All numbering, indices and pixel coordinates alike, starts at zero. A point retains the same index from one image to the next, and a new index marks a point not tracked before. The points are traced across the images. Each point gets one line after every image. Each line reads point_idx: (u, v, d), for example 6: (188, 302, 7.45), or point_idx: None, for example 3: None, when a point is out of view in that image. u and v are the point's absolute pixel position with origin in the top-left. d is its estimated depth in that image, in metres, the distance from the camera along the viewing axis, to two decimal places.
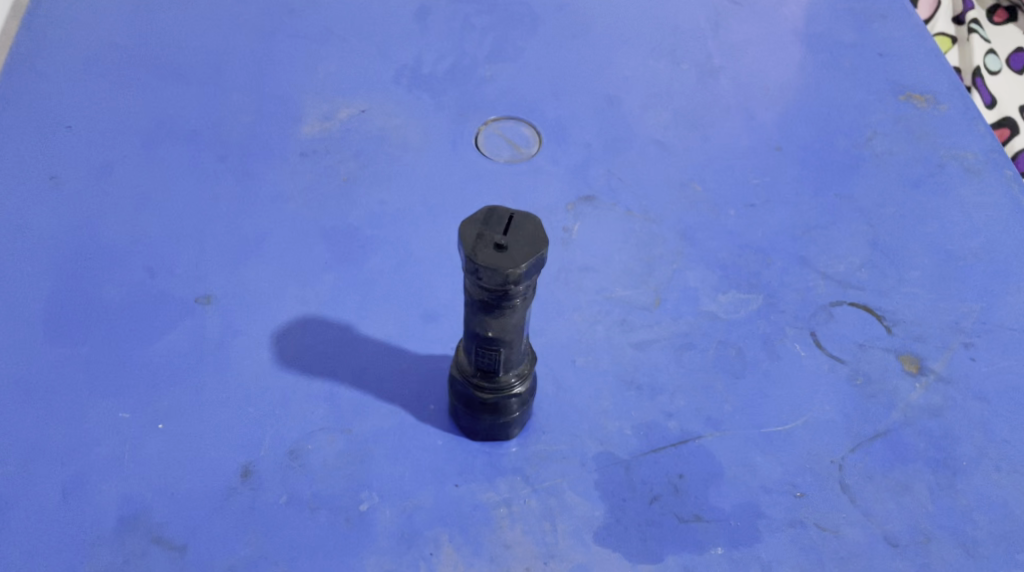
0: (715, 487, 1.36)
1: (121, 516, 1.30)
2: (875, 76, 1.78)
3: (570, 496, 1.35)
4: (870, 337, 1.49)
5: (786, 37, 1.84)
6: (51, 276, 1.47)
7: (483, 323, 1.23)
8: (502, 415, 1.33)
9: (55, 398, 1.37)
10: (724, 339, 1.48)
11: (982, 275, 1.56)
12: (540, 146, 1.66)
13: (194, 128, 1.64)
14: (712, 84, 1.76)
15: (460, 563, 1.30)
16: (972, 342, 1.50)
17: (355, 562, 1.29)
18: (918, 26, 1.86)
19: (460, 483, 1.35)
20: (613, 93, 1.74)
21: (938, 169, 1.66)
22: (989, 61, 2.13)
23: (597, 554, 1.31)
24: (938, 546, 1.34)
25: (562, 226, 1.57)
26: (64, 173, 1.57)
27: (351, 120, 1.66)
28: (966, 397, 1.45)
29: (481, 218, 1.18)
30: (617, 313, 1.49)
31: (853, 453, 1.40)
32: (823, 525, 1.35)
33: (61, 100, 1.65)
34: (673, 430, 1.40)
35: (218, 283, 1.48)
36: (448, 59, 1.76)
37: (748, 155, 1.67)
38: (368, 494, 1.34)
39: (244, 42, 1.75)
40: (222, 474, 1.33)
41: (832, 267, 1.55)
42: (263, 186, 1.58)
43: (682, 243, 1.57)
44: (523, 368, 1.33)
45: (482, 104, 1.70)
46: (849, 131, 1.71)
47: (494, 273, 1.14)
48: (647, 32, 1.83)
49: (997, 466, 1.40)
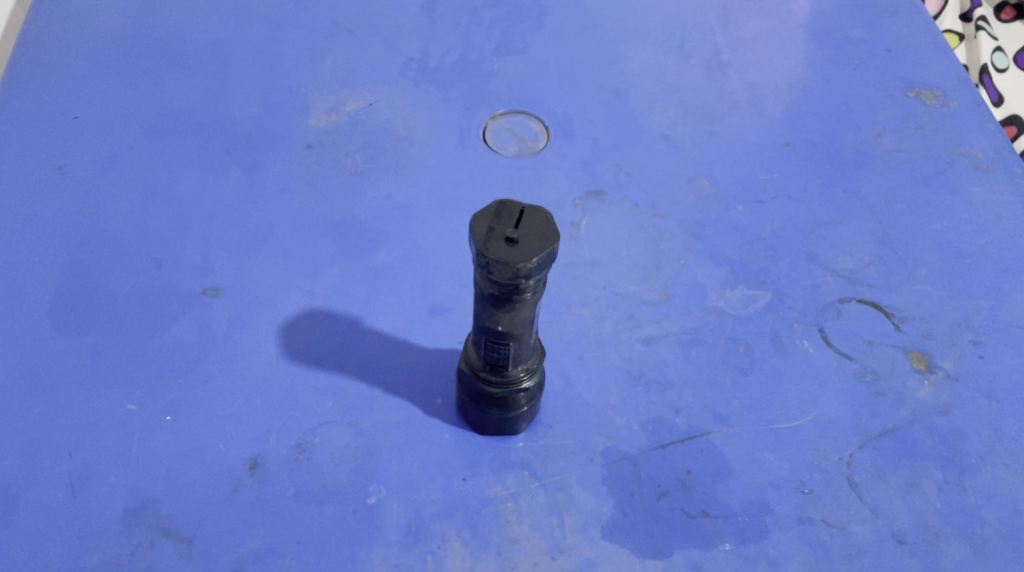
0: (722, 483, 1.36)
1: (129, 507, 1.30)
2: (883, 72, 1.78)
3: (577, 490, 1.35)
4: (878, 334, 1.49)
5: (794, 32, 1.83)
6: (58, 267, 1.47)
7: (492, 317, 1.23)
8: (510, 410, 1.33)
9: (63, 389, 1.37)
10: (732, 335, 1.47)
11: (991, 272, 1.55)
12: (548, 140, 1.66)
13: (201, 120, 1.64)
14: (720, 79, 1.76)
15: (467, 557, 1.30)
16: (981, 340, 1.49)
17: (363, 555, 1.29)
18: (927, 22, 1.85)
19: (467, 477, 1.35)
20: (621, 87, 1.73)
21: (947, 166, 1.66)
22: (996, 59, 2.12)
23: (604, 549, 1.31)
24: (946, 544, 1.34)
25: (570, 221, 1.57)
26: (72, 164, 1.57)
27: (358, 113, 1.66)
28: (975, 395, 1.45)
29: (493, 212, 1.18)
30: (625, 309, 1.49)
31: (861, 450, 1.39)
32: (831, 521, 1.34)
33: (68, 90, 1.65)
34: (680, 426, 1.40)
35: (225, 275, 1.48)
36: (455, 52, 1.76)
37: (756, 150, 1.66)
38: (375, 487, 1.34)
39: (250, 35, 1.75)
40: (229, 466, 1.34)
41: (841, 264, 1.55)
42: (271, 178, 1.58)
43: (690, 238, 1.56)
44: (532, 363, 1.32)
45: (490, 98, 1.70)
46: (858, 127, 1.70)
47: (505, 267, 1.14)
48: (654, 26, 1.82)
49: (1006, 464, 1.40)
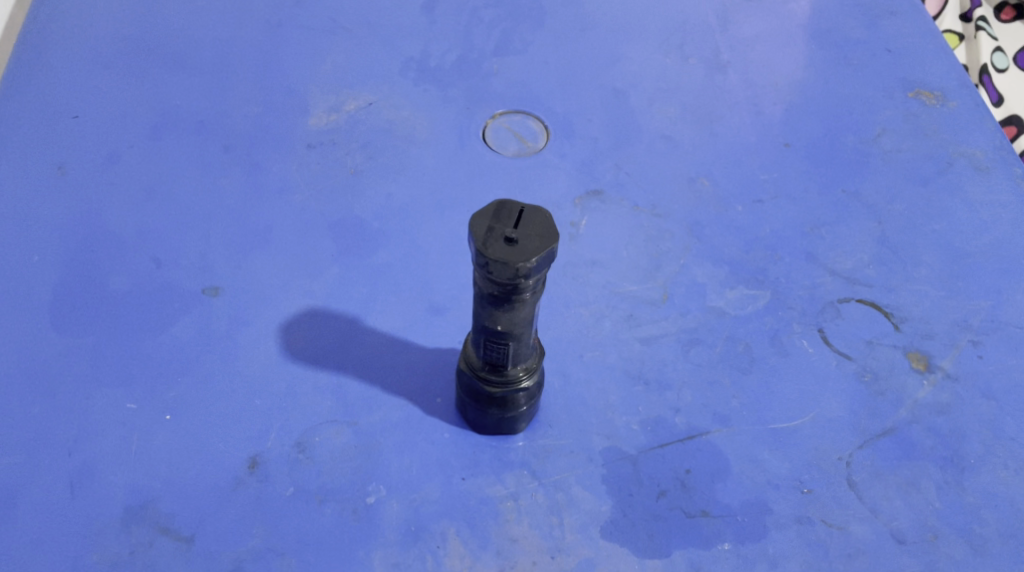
0: (722, 482, 1.36)
1: (129, 506, 1.30)
2: (883, 72, 1.78)
3: (577, 489, 1.35)
4: (878, 334, 1.49)
5: (794, 32, 1.83)
6: (59, 266, 1.47)
7: (491, 316, 1.23)
8: (509, 409, 1.33)
9: (63, 388, 1.37)
10: (731, 335, 1.48)
11: (990, 273, 1.55)
12: (548, 140, 1.66)
13: (201, 119, 1.64)
14: (720, 79, 1.76)
15: (467, 556, 1.30)
16: (980, 340, 1.49)
17: (362, 554, 1.29)
18: (927, 22, 1.86)
19: (467, 477, 1.35)
20: (621, 87, 1.74)
21: (947, 166, 1.66)
22: (996, 59, 2.12)
23: (603, 549, 1.31)
24: (945, 543, 1.34)
25: (570, 221, 1.57)
26: (72, 163, 1.57)
27: (358, 113, 1.67)
28: (974, 395, 1.45)
29: (492, 212, 1.18)
30: (624, 308, 1.49)
31: (860, 450, 1.39)
32: (830, 521, 1.35)
33: (68, 90, 1.66)
34: (680, 426, 1.40)
35: (225, 274, 1.48)
36: (455, 52, 1.76)
37: (756, 150, 1.66)
38: (375, 486, 1.34)
39: (251, 34, 1.75)
40: (229, 466, 1.34)
41: (841, 264, 1.55)
42: (271, 178, 1.58)
43: (690, 238, 1.56)
44: (531, 363, 1.33)
45: (490, 98, 1.70)
46: (858, 128, 1.70)
47: (505, 267, 1.15)
48: (654, 26, 1.82)
49: (1005, 464, 1.40)
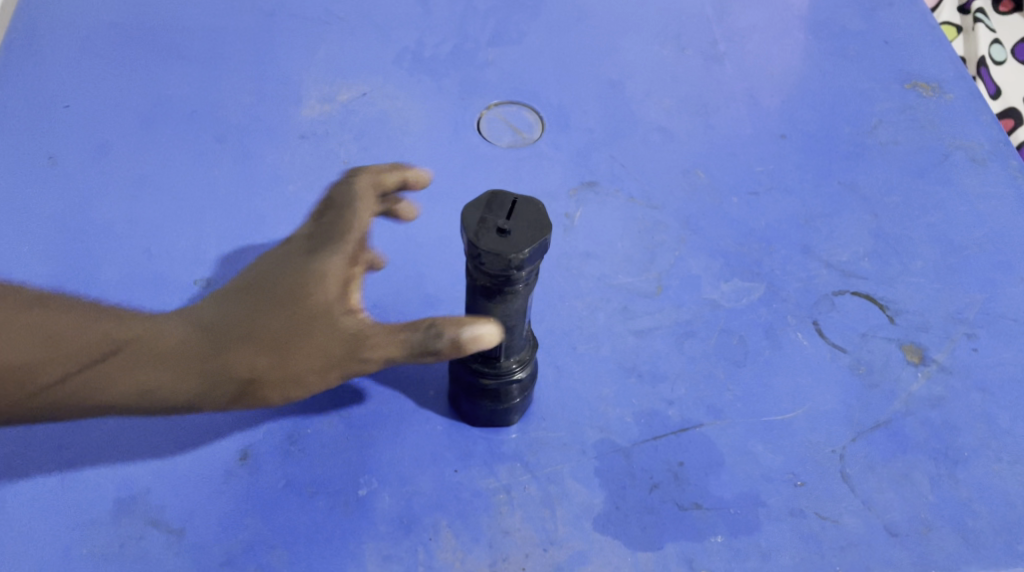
0: (715, 475, 1.36)
1: (119, 498, 1.30)
2: (880, 64, 1.77)
3: (570, 482, 1.35)
4: (872, 326, 1.48)
5: (791, 23, 1.82)
6: (49, 256, 1.46)
7: (484, 307, 1.23)
8: (502, 401, 1.33)
9: None
10: (726, 327, 1.47)
11: (986, 265, 1.55)
12: (543, 132, 1.65)
13: (194, 109, 1.63)
14: (716, 70, 1.75)
15: (459, 549, 1.30)
16: (975, 333, 1.49)
17: (353, 546, 1.29)
18: (924, 14, 1.85)
19: (459, 469, 1.35)
20: (617, 78, 1.72)
21: (944, 158, 1.65)
22: (994, 51, 2.09)
23: (596, 542, 1.31)
24: (937, 537, 1.33)
25: (564, 212, 1.56)
26: (65, 154, 1.56)
27: (352, 103, 1.65)
28: (968, 387, 1.44)
29: (484, 203, 1.17)
30: (619, 301, 1.48)
31: (853, 443, 1.39)
32: (824, 514, 1.34)
33: (59, 79, 1.64)
34: (673, 419, 1.40)
35: (217, 265, 1.47)
36: (450, 42, 1.75)
37: (752, 142, 1.65)
38: (367, 479, 1.33)
39: (244, 24, 1.74)
40: (221, 458, 1.33)
41: (835, 256, 1.54)
42: (263, 168, 1.57)
43: (685, 230, 1.56)
44: (524, 355, 1.32)
45: (484, 88, 1.69)
46: (855, 120, 1.69)
47: (497, 259, 1.14)
48: (652, 17, 1.81)
49: (998, 457, 1.39)
